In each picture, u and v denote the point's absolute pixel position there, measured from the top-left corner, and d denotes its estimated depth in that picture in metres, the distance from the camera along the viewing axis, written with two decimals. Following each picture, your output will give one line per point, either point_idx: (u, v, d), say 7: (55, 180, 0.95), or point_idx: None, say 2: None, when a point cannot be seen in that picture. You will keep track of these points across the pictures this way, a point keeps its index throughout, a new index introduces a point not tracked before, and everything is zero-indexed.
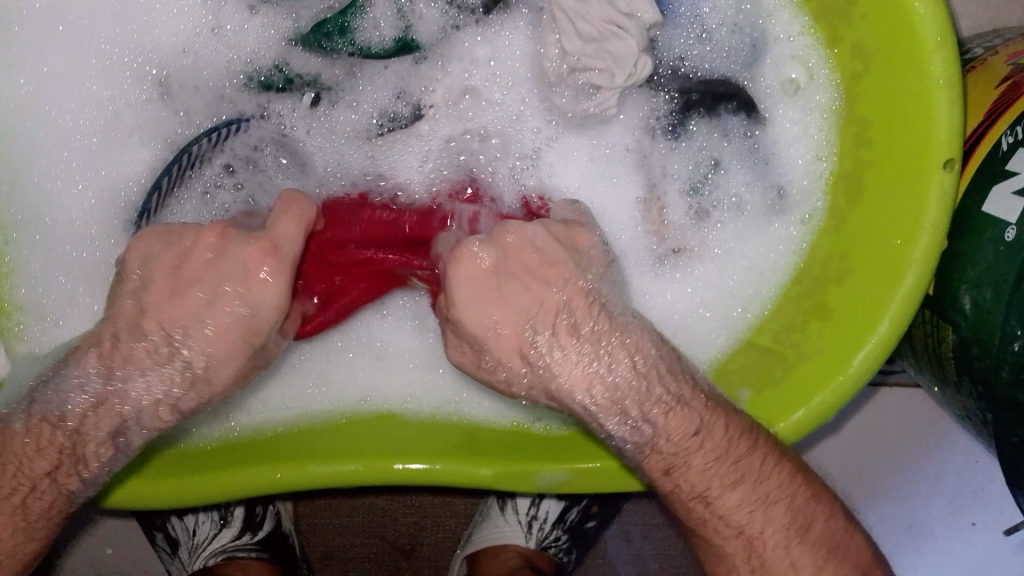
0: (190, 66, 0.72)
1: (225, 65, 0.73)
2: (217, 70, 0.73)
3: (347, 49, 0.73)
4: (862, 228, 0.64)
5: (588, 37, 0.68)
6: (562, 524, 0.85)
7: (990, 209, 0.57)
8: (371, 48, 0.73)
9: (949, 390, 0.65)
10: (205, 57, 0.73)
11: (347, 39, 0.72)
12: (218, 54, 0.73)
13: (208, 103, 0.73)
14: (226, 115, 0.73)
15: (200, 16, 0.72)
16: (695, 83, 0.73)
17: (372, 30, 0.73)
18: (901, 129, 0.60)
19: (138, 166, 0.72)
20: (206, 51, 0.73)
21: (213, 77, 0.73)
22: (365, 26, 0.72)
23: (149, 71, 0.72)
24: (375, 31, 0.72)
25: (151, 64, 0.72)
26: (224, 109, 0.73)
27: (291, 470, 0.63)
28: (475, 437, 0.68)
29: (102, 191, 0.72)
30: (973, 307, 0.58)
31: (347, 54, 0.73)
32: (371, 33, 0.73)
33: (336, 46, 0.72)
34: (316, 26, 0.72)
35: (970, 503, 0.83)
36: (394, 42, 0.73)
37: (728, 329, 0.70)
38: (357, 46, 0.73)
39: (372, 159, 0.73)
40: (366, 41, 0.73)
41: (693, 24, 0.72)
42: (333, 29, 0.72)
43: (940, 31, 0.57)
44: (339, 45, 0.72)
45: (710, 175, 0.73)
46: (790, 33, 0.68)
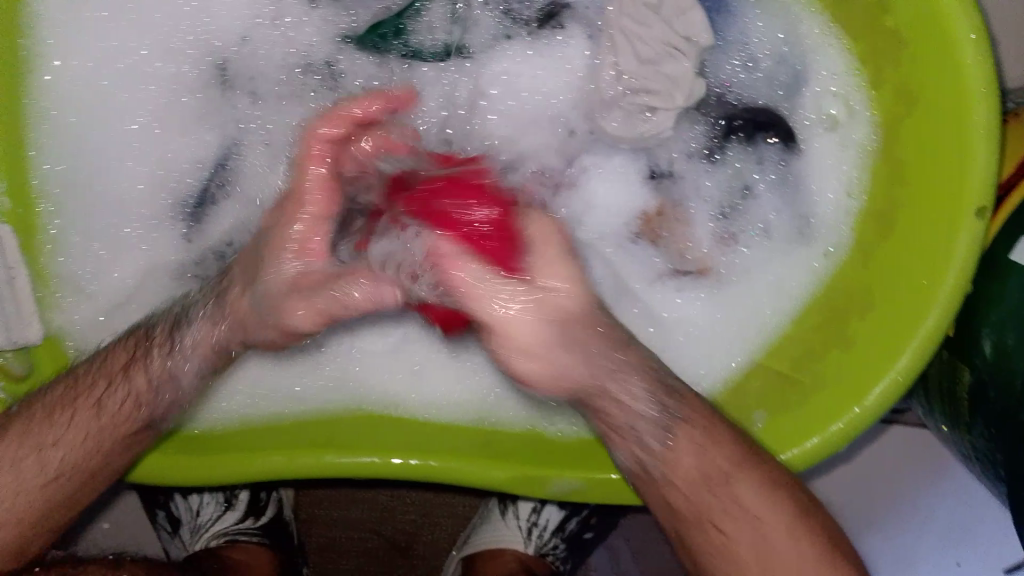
0: (248, 57, 0.73)
1: (284, 57, 0.73)
2: (274, 63, 0.73)
3: (401, 52, 0.74)
4: (889, 266, 0.65)
5: (644, 58, 0.70)
6: (562, 532, 0.85)
7: (1017, 257, 0.59)
8: (423, 52, 0.74)
9: (959, 429, 0.66)
10: (265, 50, 0.73)
11: (402, 42, 0.74)
12: (277, 46, 0.73)
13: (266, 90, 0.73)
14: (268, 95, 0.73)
15: (261, 8, 0.73)
16: (737, 110, 0.75)
17: (426, 35, 0.74)
18: (936, 172, 0.62)
19: (185, 150, 0.73)
20: (264, 44, 0.73)
21: (270, 69, 0.73)
22: (421, 30, 0.74)
23: (208, 56, 0.73)
24: (430, 34, 0.74)
25: (211, 49, 0.73)
26: (272, 93, 0.73)
27: (310, 459, 0.64)
28: (495, 439, 0.69)
29: (150, 168, 0.73)
30: (994, 349, 0.60)
31: (400, 55, 0.74)
32: (425, 36, 0.74)
33: (391, 48, 0.74)
34: (375, 27, 0.74)
35: (960, 540, 0.82)
36: (446, 48, 0.75)
37: (747, 351, 0.71)
38: (410, 49, 0.74)
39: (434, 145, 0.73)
40: (421, 43, 0.74)
41: (740, 51, 0.75)
42: (391, 28, 0.74)
43: (987, 83, 0.58)
44: (393, 45, 0.74)
45: (739, 202, 0.75)
46: (834, 70, 0.70)
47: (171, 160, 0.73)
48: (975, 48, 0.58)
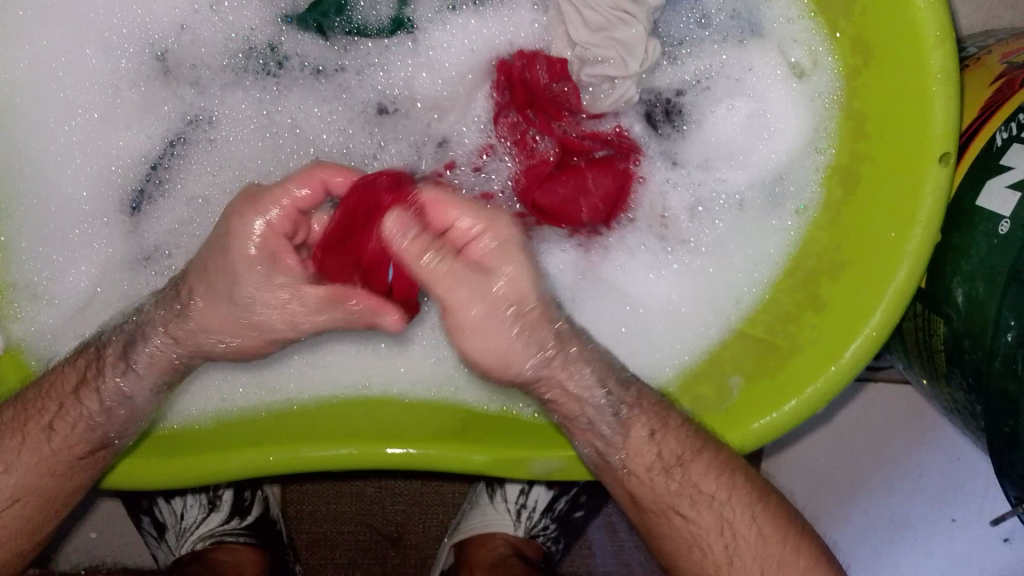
0: (189, 47, 0.72)
1: (224, 44, 0.72)
2: (215, 49, 0.72)
3: (343, 29, 0.73)
4: (859, 222, 0.64)
5: (596, 26, 0.69)
6: (551, 513, 0.84)
7: (983, 203, 0.58)
8: (368, 28, 0.73)
9: (939, 381, 0.65)
10: (204, 37, 0.72)
11: (344, 18, 0.72)
12: (215, 33, 0.72)
13: (215, 78, 0.72)
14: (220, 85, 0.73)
15: None
16: (695, 71, 0.73)
17: (369, 10, 0.73)
18: (898, 123, 0.61)
19: (134, 145, 0.72)
20: (203, 30, 0.72)
21: (210, 56, 0.72)
22: (363, 6, 0.73)
23: (149, 47, 0.72)
24: (371, 9, 0.73)
25: (152, 42, 0.72)
26: (222, 80, 0.73)
27: (284, 453, 0.63)
28: (474, 422, 0.68)
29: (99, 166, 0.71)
30: (966, 299, 0.58)
31: (343, 32, 0.73)
32: (368, 12, 0.73)
33: (333, 26, 0.72)
34: (314, 5, 0.72)
35: (952, 497, 0.83)
36: (390, 22, 0.73)
37: (720, 319, 0.69)
38: (354, 25, 0.73)
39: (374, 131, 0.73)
40: (364, 20, 0.73)
41: (692, 10, 0.73)
42: (330, 6, 0.72)
43: (941, 28, 0.58)
44: (335, 22, 0.72)
45: (707, 164, 0.73)
46: (790, 17, 0.69)
47: (121, 152, 0.72)
48: None
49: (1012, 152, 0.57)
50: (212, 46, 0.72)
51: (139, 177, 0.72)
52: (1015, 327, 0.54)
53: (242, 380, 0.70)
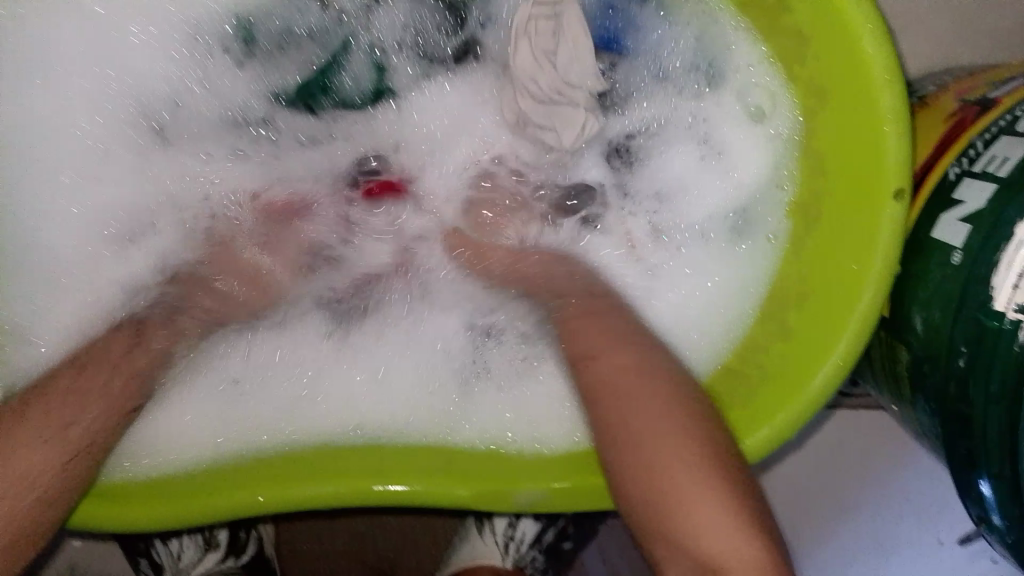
0: (181, 116, 0.80)
1: (223, 116, 0.81)
2: (207, 117, 0.80)
3: (329, 100, 0.81)
4: (823, 255, 0.67)
5: (559, 84, 0.74)
6: (540, 544, 0.86)
7: (937, 235, 0.61)
8: (350, 99, 0.82)
9: (905, 405, 0.67)
10: (194, 105, 0.80)
11: (329, 92, 0.81)
12: (205, 103, 0.80)
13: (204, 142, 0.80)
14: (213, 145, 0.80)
15: (189, 68, 0.79)
16: (649, 118, 0.80)
17: (351, 83, 0.81)
18: (856, 160, 0.63)
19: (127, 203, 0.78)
20: (194, 100, 0.80)
21: (205, 125, 0.80)
22: (345, 78, 0.81)
23: (142, 115, 0.79)
24: (356, 83, 0.81)
25: (145, 110, 0.79)
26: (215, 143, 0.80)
27: (271, 492, 0.64)
28: (460, 458, 0.70)
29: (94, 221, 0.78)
30: (924, 326, 0.61)
31: (329, 104, 0.81)
32: (351, 84, 0.81)
33: (320, 99, 0.81)
34: (304, 86, 0.81)
35: (935, 516, 0.85)
36: (370, 93, 0.82)
37: (695, 349, 0.73)
38: (340, 98, 0.81)
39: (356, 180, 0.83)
40: (349, 93, 0.81)
41: (650, 63, 0.78)
42: (316, 85, 0.81)
43: (889, 70, 0.60)
44: (321, 97, 0.81)
45: (665, 204, 0.80)
46: (751, 62, 0.72)
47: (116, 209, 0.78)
48: (874, 38, 0.60)
49: (963, 186, 0.60)
50: (209, 115, 0.80)
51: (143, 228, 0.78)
52: (967, 353, 0.56)
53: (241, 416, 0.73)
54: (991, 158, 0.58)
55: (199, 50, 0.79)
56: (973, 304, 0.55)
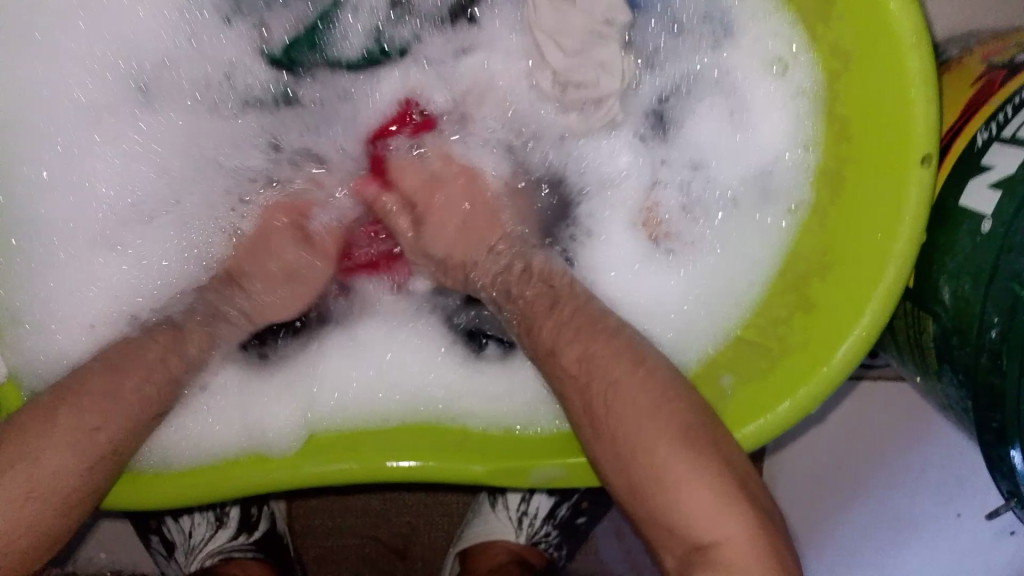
0: (172, 83, 0.73)
1: (205, 82, 0.74)
2: (195, 80, 0.74)
3: (317, 61, 0.74)
4: (845, 225, 0.65)
5: (574, 50, 0.70)
6: (553, 519, 0.85)
7: (966, 203, 0.59)
8: (341, 59, 0.74)
9: (930, 379, 0.66)
10: (184, 70, 0.73)
11: (318, 53, 0.74)
12: (195, 67, 0.73)
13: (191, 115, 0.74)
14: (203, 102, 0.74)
15: (177, 30, 0.72)
16: (675, 79, 0.74)
17: (342, 41, 0.74)
18: (883, 126, 0.61)
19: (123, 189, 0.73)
20: (183, 65, 0.73)
21: (191, 88, 0.74)
22: (336, 37, 0.74)
23: (133, 82, 0.73)
24: (346, 41, 0.74)
25: (134, 79, 0.73)
26: (206, 98, 0.74)
27: (285, 469, 0.64)
28: (474, 435, 0.69)
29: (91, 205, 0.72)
30: (953, 298, 0.59)
31: (316, 63, 0.74)
32: (341, 43, 0.74)
33: (309, 60, 0.74)
34: (291, 45, 0.74)
35: (955, 493, 0.82)
36: (361, 56, 0.74)
37: (716, 324, 0.71)
38: (329, 59, 0.74)
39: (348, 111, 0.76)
40: (338, 53, 0.74)
41: (664, 18, 0.73)
42: (305, 45, 0.74)
43: (916, 33, 0.58)
44: (310, 59, 0.74)
45: (693, 176, 0.75)
46: (764, 13, 0.69)
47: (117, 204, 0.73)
48: None
49: (992, 152, 0.58)
50: (195, 83, 0.74)
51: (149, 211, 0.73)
52: (999, 323, 0.54)
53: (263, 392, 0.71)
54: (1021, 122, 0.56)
55: (188, 9, 0.72)
56: (1008, 275, 0.53)
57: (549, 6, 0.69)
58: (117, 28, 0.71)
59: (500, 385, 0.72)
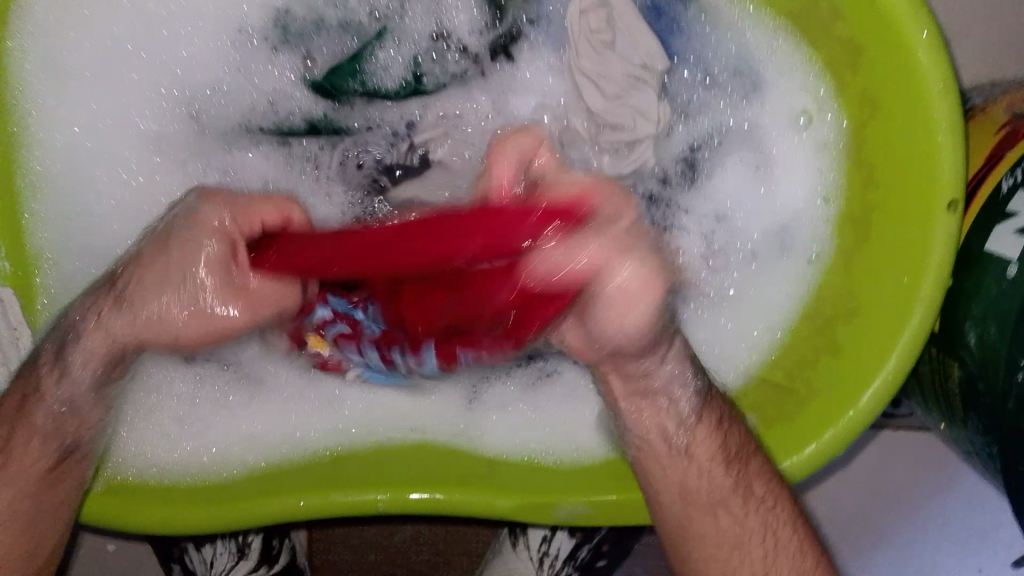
0: (216, 102, 0.75)
1: (251, 108, 0.76)
2: (240, 106, 0.76)
3: (356, 89, 0.76)
4: (872, 268, 0.66)
5: (611, 95, 0.73)
6: (574, 560, 0.83)
7: (992, 247, 0.60)
8: (380, 89, 0.76)
9: (955, 424, 0.66)
10: (230, 93, 0.75)
11: (358, 79, 0.76)
12: (242, 92, 0.75)
13: (225, 133, 0.76)
14: (248, 129, 0.76)
15: (227, 58, 0.74)
16: (708, 128, 0.76)
17: (382, 73, 0.76)
18: (907, 174, 0.63)
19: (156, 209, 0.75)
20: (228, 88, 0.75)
21: (235, 114, 0.76)
22: (377, 69, 0.76)
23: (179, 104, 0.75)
24: (386, 73, 0.76)
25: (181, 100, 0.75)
26: (251, 121, 0.76)
27: (315, 498, 0.65)
28: (492, 471, 0.69)
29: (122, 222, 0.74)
30: (979, 342, 0.59)
31: (356, 91, 0.76)
32: (381, 73, 0.76)
33: (347, 87, 0.76)
34: (331, 73, 0.75)
35: (978, 542, 0.83)
36: (403, 86, 0.76)
37: (742, 368, 0.72)
38: (370, 87, 0.76)
39: (394, 137, 0.78)
40: (377, 83, 0.76)
41: (696, 68, 0.74)
42: (345, 73, 0.75)
43: (945, 81, 0.60)
44: (351, 86, 0.76)
45: (717, 225, 0.76)
46: (790, 65, 0.70)
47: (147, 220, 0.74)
48: (925, 47, 0.60)
49: (1018, 198, 0.59)
50: (241, 107, 0.76)
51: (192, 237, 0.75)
52: None
53: (284, 428, 0.73)
54: None
55: (240, 39, 0.74)
56: None
57: (589, 53, 0.72)
58: (164, 54, 0.73)
59: (518, 423, 0.73)
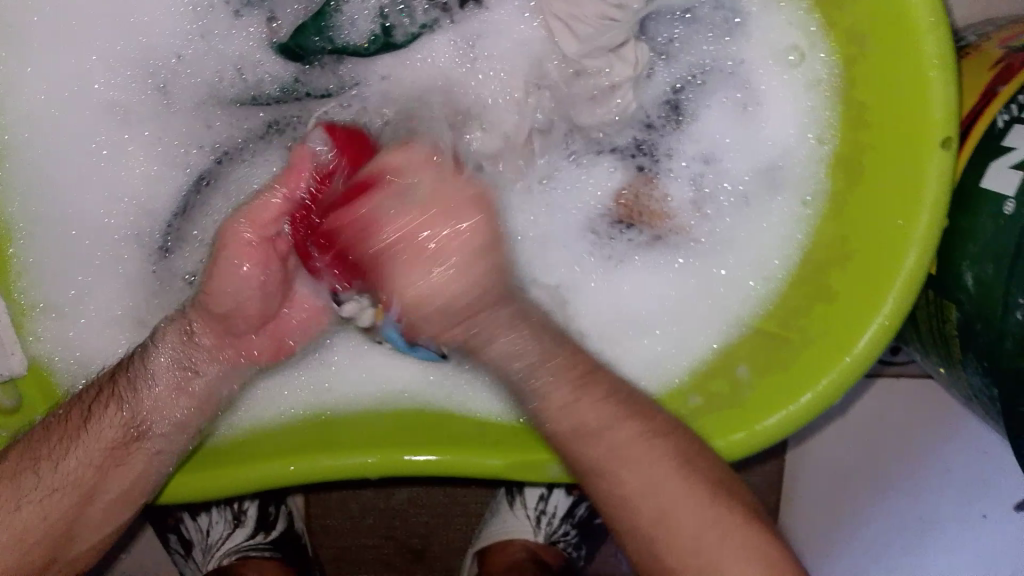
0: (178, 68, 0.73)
1: (216, 76, 0.73)
2: (205, 69, 0.73)
3: (324, 48, 0.72)
4: (866, 210, 0.64)
5: (585, 38, 0.70)
6: (572, 518, 0.84)
7: (987, 185, 0.58)
8: (348, 46, 0.72)
9: (953, 367, 0.65)
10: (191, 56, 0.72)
11: (325, 37, 0.72)
12: (204, 55, 0.73)
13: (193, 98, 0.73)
14: (218, 93, 0.73)
15: (193, 21, 0.72)
16: (690, 66, 0.73)
17: (350, 29, 0.72)
18: (899, 112, 0.61)
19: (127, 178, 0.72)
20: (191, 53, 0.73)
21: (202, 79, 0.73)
22: (344, 25, 0.72)
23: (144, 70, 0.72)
24: (353, 28, 0.72)
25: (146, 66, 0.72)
26: (217, 87, 0.73)
27: (304, 463, 0.64)
28: (486, 433, 0.68)
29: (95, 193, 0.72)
30: (976, 282, 0.58)
31: (324, 50, 0.72)
32: (349, 29, 0.72)
33: (313, 47, 0.72)
34: (296, 32, 0.72)
35: (980, 490, 0.82)
36: (373, 42, 0.73)
37: (737, 318, 0.71)
38: (336, 45, 0.72)
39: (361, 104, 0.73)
40: (345, 39, 0.72)
41: (678, 6, 0.73)
42: (311, 31, 0.71)
43: (934, 14, 0.57)
44: (315, 43, 0.72)
45: (704, 170, 0.74)
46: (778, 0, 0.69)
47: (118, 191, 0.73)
48: None
49: (1014, 134, 0.57)
50: (205, 75, 0.73)
51: (173, 201, 0.73)
52: None
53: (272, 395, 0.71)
54: None
55: (199, 1, 0.72)
56: None
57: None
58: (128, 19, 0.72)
59: None
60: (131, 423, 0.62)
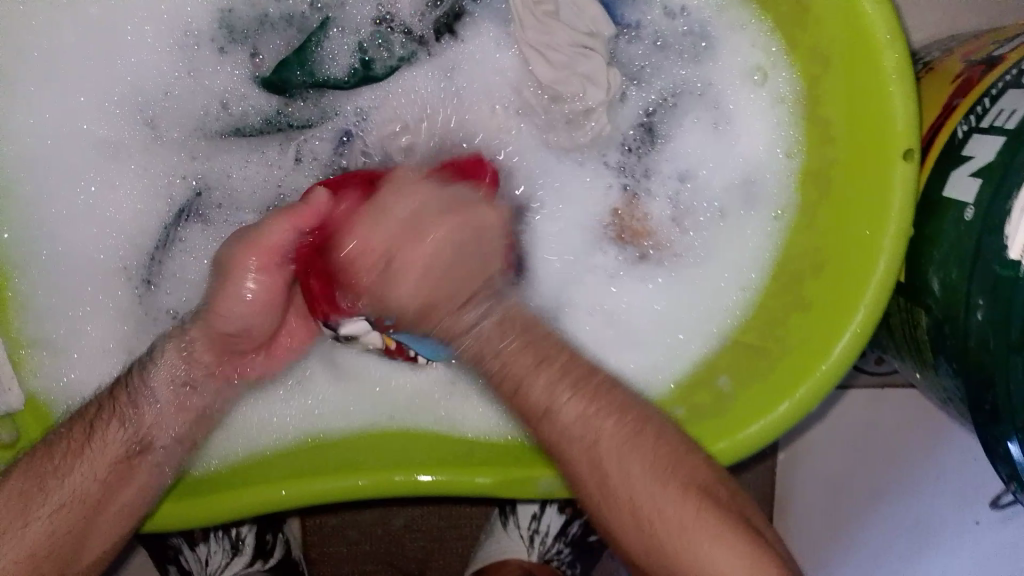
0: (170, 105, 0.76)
1: (204, 110, 0.76)
2: (194, 106, 0.76)
3: (304, 81, 0.76)
4: (837, 222, 0.66)
5: (559, 64, 0.73)
6: (564, 536, 0.86)
7: (950, 193, 0.60)
8: (328, 80, 0.76)
9: (928, 371, 0.66)
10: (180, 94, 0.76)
11: (305, 71, 0.76)
12: (194, 92, 0.76)
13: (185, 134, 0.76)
14: (204, 127, 0.76)
15: (180, 58, 0.75)
16: (661, 89, 0.76)
17: (330, 62, 0.76)
18: (862, 126, 0.63)
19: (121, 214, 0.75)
20: (181, 91, 0.76)
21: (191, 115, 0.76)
22: (324, 59, 0.76)
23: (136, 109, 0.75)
24: (332, 61, 0.76)
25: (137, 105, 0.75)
26: (207, 123, 0.76)
27: (295, 487, 0.65)
28: (477, 452, 0.70)
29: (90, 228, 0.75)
30: (943, 287, 0.60)
31: (304, 83, 0.76)
32: (329, 63, 0.76)
33: (295, 80, 0.76)
34: (279, 68, 0.76)
35: (973, 494, 0.81)
36: (352, 74, 0.76)
37: (718, 331, 0.73)
38: (317, 78, 0.76)
39: (346, 138, 0.77)
40: (326, 73, 0.76)
41: (647, 34, 0.76)
42: (293, 66, 0.75)
43: (890, 30, 0.60)
44: (297, 78, 0.76)
45: (680, 186, 0.76)
46: (742, 23, 0.71)
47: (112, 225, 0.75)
48: None
49: (972, 142, 0.60)
50: (194, 110, 0.76)
51: (157, 236, 0.75)
52: (985, 306, 0.55)
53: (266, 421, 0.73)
54: (998, 113, 0.58)
55: (187, 40, 0.75)
56: (989, 256, 0.55)
57: (533, 24, 0.73)
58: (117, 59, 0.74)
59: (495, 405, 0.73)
60: (133, 439, 0.63)
